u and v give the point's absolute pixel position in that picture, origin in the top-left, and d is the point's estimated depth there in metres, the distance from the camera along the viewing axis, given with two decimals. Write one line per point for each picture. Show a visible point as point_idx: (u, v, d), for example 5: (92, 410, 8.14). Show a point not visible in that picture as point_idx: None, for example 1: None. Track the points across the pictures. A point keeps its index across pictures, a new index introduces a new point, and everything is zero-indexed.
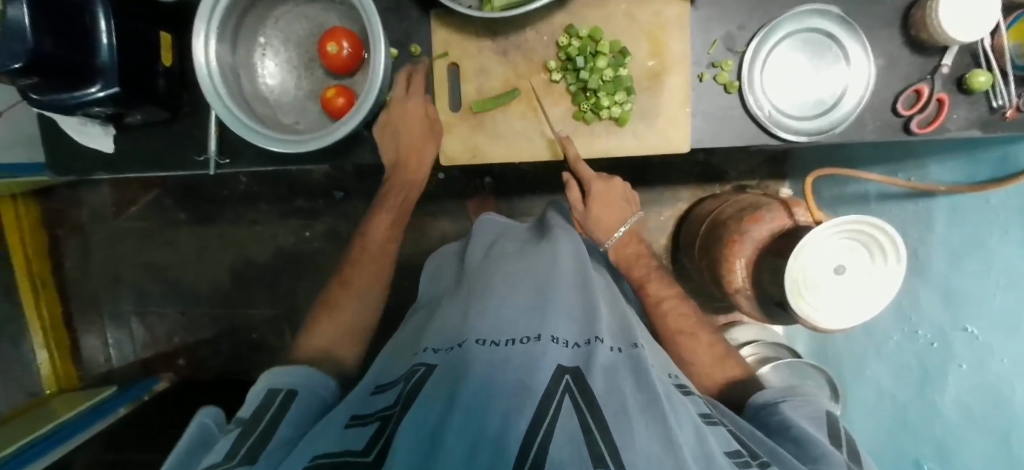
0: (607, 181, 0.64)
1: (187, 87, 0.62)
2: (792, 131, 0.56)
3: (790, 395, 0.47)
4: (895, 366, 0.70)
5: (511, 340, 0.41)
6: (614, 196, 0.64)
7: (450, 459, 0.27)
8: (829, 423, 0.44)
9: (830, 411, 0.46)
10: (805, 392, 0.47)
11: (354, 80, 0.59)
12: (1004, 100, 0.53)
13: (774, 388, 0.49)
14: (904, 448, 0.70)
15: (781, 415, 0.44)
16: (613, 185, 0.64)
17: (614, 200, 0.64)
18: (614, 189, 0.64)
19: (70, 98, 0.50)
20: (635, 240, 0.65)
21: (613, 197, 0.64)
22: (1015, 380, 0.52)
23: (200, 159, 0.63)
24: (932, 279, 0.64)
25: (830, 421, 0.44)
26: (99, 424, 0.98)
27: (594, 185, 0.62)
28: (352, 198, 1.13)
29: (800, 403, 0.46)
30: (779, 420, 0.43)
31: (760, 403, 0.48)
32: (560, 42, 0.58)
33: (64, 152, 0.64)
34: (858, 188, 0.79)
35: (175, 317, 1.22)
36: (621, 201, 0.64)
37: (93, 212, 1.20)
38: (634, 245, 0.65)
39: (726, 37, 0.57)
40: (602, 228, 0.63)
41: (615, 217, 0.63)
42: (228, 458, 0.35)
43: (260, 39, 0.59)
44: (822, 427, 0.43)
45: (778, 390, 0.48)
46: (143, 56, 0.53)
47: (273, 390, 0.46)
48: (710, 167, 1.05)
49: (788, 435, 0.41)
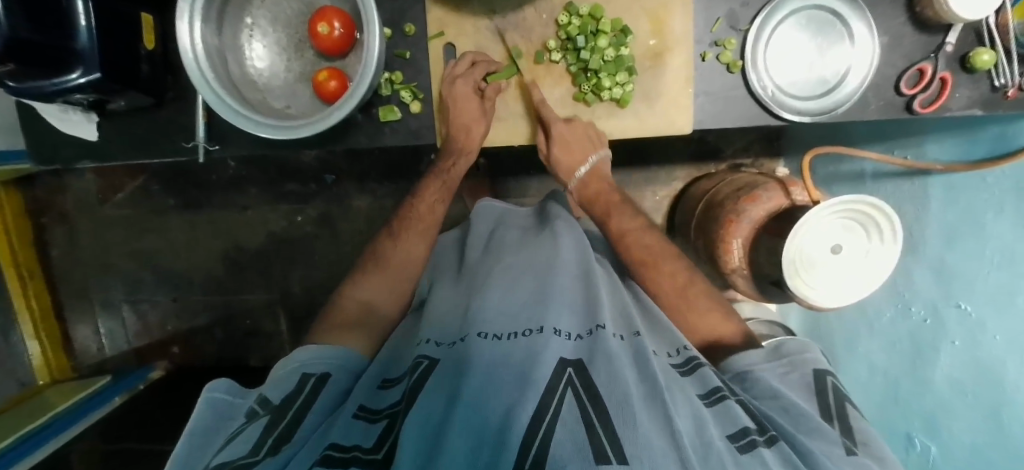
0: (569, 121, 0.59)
1: (172, 71, 0.59)
2: (795, 111, 0.56)
3: (775, 359, 0.47)
4: (887, 342, 0.72)
5: (512, 332, 0.41)
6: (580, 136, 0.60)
7: (454, 454, 0.28)
8: (817, 388, 0.45)
9: (817, 369, 0.46)
10: (789, 353, 0.48)
11: (346, 62, 0.57)
12: (1006, 79, 0.52)
13: (760, 349, 0.49)
14: (896, 422, 0.73)
15: (764, 384, 0.44)
16: (577, 126, 0.59)
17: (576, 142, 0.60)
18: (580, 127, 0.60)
19: (49, 85, 0.48)
20: (597, 179, 0.65)
21: (575, 138, 0.59)
22: (1008, 359, 0.54)
23: (188, 146, 0.61)
24: (926, 257, 0.65)
25: (818, 385, 0.45)
26: (92, 416, 0.97)
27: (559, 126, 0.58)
28: (344, 181, 1.11)
29: (786, 369, 0.46)
30: (763, 388, 0.44)
31: (742, 367, 0.47)
32: (559, 20, 0.56)
33: (45, 141, 0.62)
34: (855, 166, 0.80)
35: (168, 305, 1.21)
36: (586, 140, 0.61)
37: (77, 200, 1.17)
38: (597, 183, 0.65)
39: (730, 15, 0.56)
40: (563, 168, 0.63)
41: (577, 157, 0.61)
42: (255, 449, 0.35)
43: (247, 19, 0.56)
44: (810, 395, 0.44)
45: (765, 353, 0.48)
46: (125, 39, 0.51)
47: (305, 374, 0.46)
48: (706, 146, 1.05)
49: (777, 404, 0.42)
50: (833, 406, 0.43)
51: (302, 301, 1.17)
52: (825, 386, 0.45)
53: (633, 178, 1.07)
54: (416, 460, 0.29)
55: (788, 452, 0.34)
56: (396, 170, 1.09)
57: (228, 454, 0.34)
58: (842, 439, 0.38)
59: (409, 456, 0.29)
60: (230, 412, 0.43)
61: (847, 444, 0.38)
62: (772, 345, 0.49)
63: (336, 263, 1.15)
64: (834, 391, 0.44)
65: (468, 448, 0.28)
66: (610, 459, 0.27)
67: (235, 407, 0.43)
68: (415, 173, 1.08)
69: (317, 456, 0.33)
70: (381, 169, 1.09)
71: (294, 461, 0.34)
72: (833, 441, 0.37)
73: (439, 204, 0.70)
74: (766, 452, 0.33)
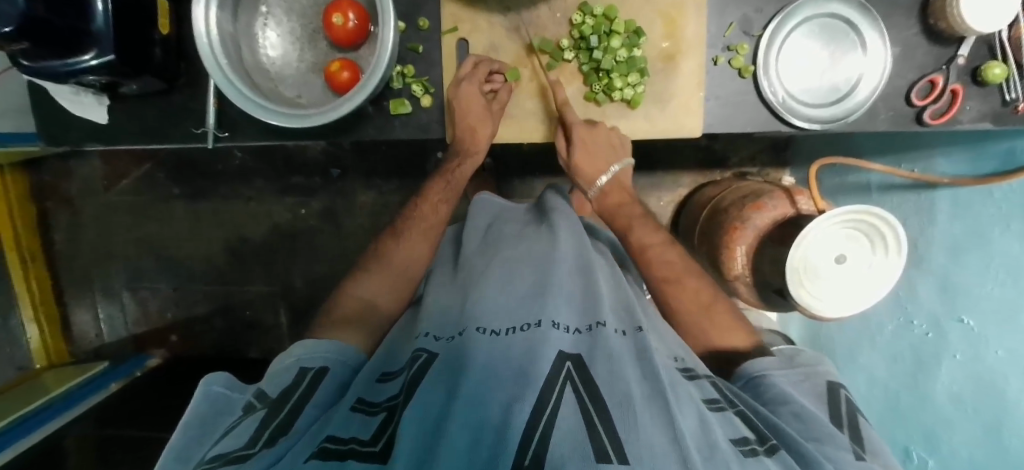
0: (590, 126, 0.58)
1: (184, 56, 0.59)
2: (805, 118, 0.56)
3: (788, 366, 0.48)
4: (888, 355, 0.72)
5: (512, 324, 0.41)
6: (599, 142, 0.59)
7: (453, 446, 0.27)
8: (828, 398, 0.44)
9: (830, 382, 0.46)
10: (804, 365, 0.48)
11: (360, 54, 0.57)
12: (1017, 94, 0.53)
13: (774, 357, 0.49)
14: (895, 437, 0.72)
15: (777, 388, 0.44)
16: (597, 131, 0.59)
17: (597, 146, 0.59)
18: (599, 133, 0.59)
19: (62, 66, 0.48)
20: (618, 189, 0.63)
21: (595, 144, 0.59)
22: (1011, 374, 0.54)
23: (198, 132, 0.61)
24: (931, 269, 0.65)
25: (828, 394, 0.45)
26: (93, 398, 0.98)
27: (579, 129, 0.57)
28: (349, 175, 1.11)
29: (797, 377, 0.47)
30: (776, 393, 0.44)
31: (755, 372, 0.48)
32: (573, 19, 0.56)
33: (56, 124, 0.62)
34: (860, 178, 0.80)
35: (169, 293, 1.21)
36: (607, 148, 0.60)
37: (83, 185, 1.17)
38: (618, 193, 0.63)
39: (743, 20, 0.56)
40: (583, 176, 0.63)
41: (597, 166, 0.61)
42: (250, 443, 0.35)
43: (262, 8, 0.57)
44: (821, 402, 0.44)
45: (779, 361, 0.48)
46: (140, 22, 0.51)
47: (303, 368, 0.47)
48: (712, 153, 1.05)
49: (788, 409, 0.42)
50: (844, 413, 0.43)
51: (303, 294, 1.17)
52: (837, 398, 0.44)
53: (639, 183, 1.07)
54: (415, 454, 0.29)
55: (789, 462, 0.33)
56: (402, 166, 1.09)
57: (224, 448, 0.34)
58: (852, 446, 0.38)
59: (406, 450, 0.29)
60: (229, 404, 0.43)
61: (858, 451, 0.38)
62: (786, 356, 0.50)
63: (338, 258, 1.15)
64: (844, 403, 0.44)
65: (468, 442, 0.28)
66: (611, 458, 0.27)
67: (232, 400, 0.43)
68: (421, 171, 1.08)
69: (308, 453, 0.32)
70: (386, 165, 1.10)
71: (287, 455, 0.33)
72: (845, 449, 0.37)
73: (443, 204, 0.69)
74: (768, 459, 0.33)
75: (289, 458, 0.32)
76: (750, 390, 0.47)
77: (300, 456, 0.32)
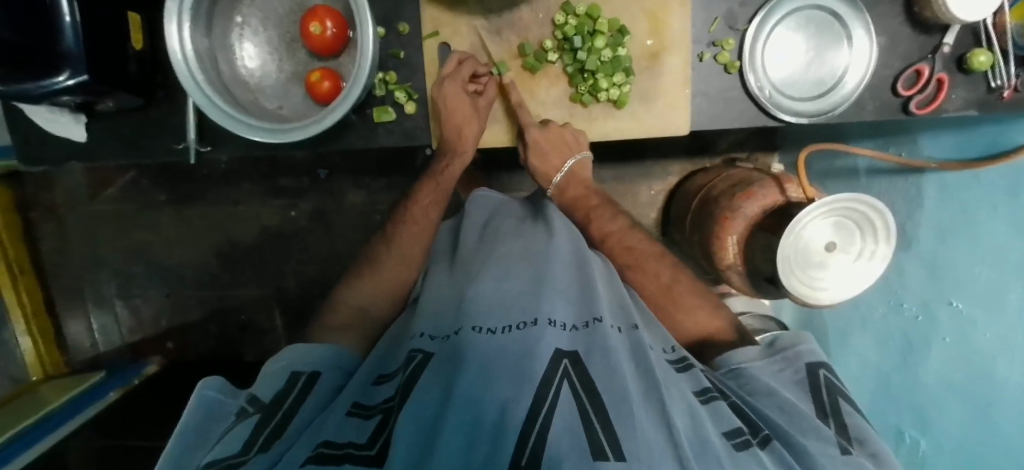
0: (546, 128, 0.58)
1: (161, 70, 0.58)
2: (792, 112, 0.55)
3: (770, 357, 0.48)
4: (880, 337, 0.73)
5: (509, 323, 0.41)
6: (555, 142, 0.59)
7: (449, 448, 0.27)
8: (811, 386, 0.45)
9: (809, 365, 0.46)
10: (784, 352, 0.48)
11: (340, 62, 0.56)
12: (1004, 80, 0.52)
13: (755, 348, 0.50)
14: (888, 416, 0.74)
15: (759, 382, 0.45)
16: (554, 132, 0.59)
17: (553, 147, 0.60)
18: (558, 136, 0.59)
19: (36, 88, 0.46)
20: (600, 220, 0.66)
21: (552, 144, 0.59)
22: (998, 355, 0.57)
23: (179, 147, 0.60)
24: (920, 252, 0.66)
25: (810, 383, 0.45)
26: (91, 409, 0.97)
27: (533, 133, 0.58)
28: (337, 175, 1.10)
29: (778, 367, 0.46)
30: (758, 386, 0.44)
31: (737, 366, 0.48)
32: (556, 20, 0.55)
33: (32, 141, 0.61)
34: (849, 162, 0.79)
35: (162, 300, 1.20)
36: (563, 147, 0.60)
37: (66, 194, 1.15)
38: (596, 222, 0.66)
39: (728, 15, 0.55)
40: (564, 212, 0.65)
41: (551, 162, 0.61)
42: (245, 448, 0.35)
43: (237, 18, 0.55)
44: (804, 392, 0.44)
45: (760, 352, 0.48)
46: (112, 39, 0.49)
47: (296, 372, 0.47)
48: (701, 139, 1.04)
49: (772, 404, 0.42)
50: (826, 403, 0.43)
51: (297, 297, 1.17)
52: (819, 383, 0.45)
53: (629, 173, 1.07)
54: (412, 453, 0.29)
55: (781, 452, 0.35)
56: (390, 164, 1.08)
57: (218, 455, 0.34)
58: (839, 440, 0.38)
59: (403, 450, 0.29)
60: (225, 412, 0.43)
61: (845, 445, 0.38)
62: (767, 344, 0.50)
63: (331, 259, 1.15)
64: (827, 388, 0.44)
65: (464, 442, 0.28)
66: (607, 456, 0.27)
67: (227, 407, 0.43)
68: (410, 167, 1.07)
69: (304, 456, 0.32)
70: (374, 163, 1.08)
71: (283, 459, 0.33)
72: (830, 444, 0.37)
73: (433, 207, 0.68)
74: (762, 452, 0.34)
75: (287, 460, 0.32)
76: (732, 382, 0.47)
77: (297, 458, 0.32)
